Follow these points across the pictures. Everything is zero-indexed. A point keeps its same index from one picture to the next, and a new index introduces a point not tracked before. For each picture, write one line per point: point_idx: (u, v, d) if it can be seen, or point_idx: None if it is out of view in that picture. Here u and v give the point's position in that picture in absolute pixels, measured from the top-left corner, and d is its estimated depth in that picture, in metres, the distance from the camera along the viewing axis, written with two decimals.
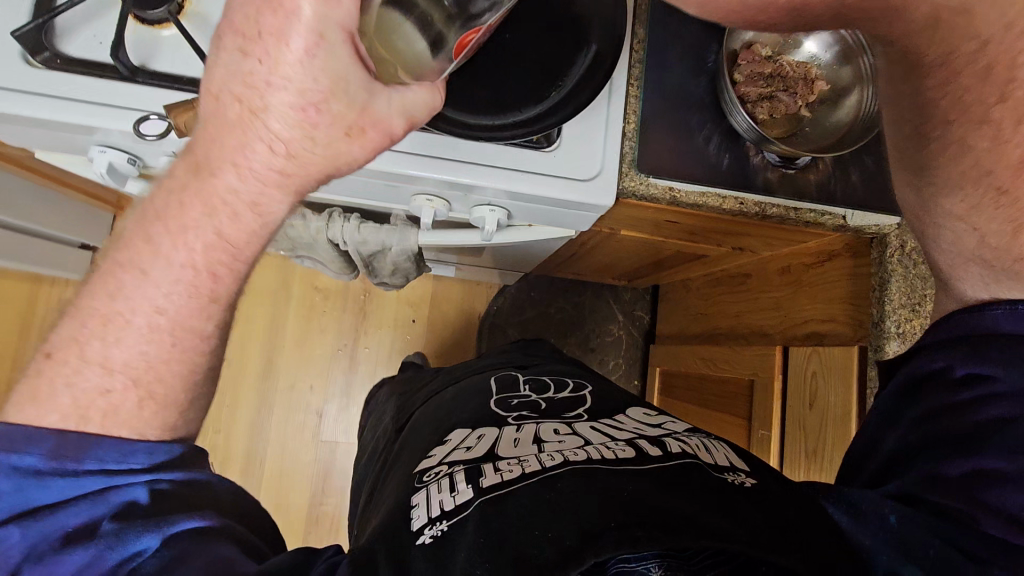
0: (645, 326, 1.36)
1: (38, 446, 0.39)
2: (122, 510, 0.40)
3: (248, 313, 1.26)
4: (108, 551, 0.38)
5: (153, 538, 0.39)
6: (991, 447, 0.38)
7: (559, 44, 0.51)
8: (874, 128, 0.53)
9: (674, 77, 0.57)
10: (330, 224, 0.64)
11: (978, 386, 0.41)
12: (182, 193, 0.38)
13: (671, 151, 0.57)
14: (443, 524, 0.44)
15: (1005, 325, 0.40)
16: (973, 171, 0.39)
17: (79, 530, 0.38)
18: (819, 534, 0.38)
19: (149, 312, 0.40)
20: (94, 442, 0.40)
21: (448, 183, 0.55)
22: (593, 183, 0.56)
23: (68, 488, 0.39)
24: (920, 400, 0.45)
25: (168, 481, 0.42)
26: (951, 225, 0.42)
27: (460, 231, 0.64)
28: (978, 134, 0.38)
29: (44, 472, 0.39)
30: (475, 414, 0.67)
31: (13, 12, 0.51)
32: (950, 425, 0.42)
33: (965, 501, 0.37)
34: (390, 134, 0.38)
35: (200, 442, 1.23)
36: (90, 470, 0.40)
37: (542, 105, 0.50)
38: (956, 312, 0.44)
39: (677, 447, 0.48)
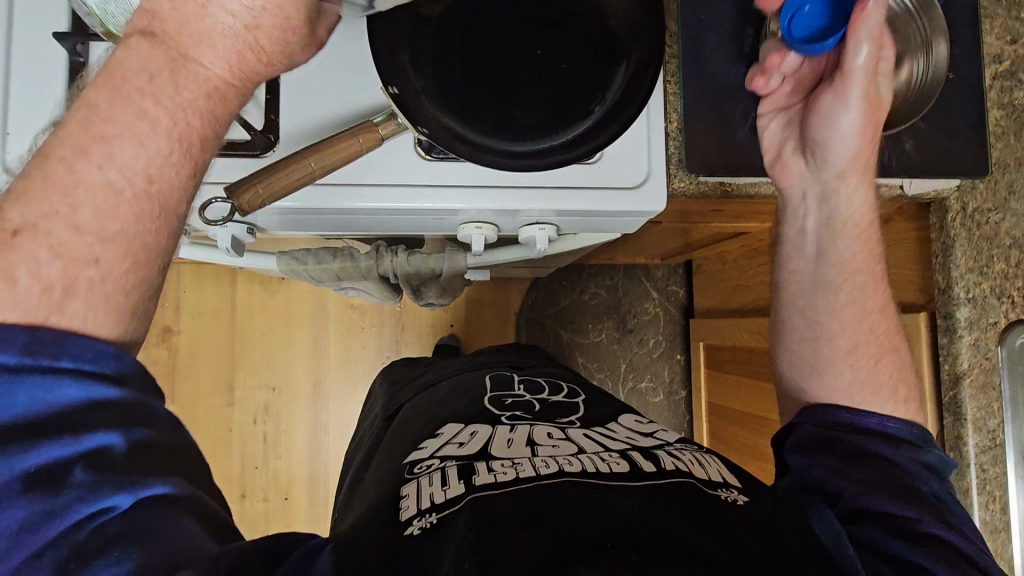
0: (681, 301, 1.35)
1: (6, 344, 0.31)
2: (92, 457, 0.32)
3: (289, 339, 1.27)
4: (78, 504, 0.31)
5: (126, 497, 0.32)
6: (916, 487, 0.48)
7: (593, 55, 0.50)
8: (927, 100, 0.55)
9: (711, 70, 0.56)
10: (379, 260, 0.64)
11: (861, 432, 0.53)
12: (151, 63, 0.34)
13: (716, 144, 0.56)
14: (431, 516, 0.45)
15: (873, 419, 0.53)
16: (862, 313, 0.57)
17: (44, 472, 0.31)
18: (791, 539, 0.44)
19: (143, 182, 0.34)
20: (71, 339, 0.33)
21: (496, 211, 0.55)
22: (643, 190, 0.54)
23: (36, 398, 0.31)
24: (813, 460, 0.52)
25: (151, 428, 0.35)
26: (837, 368, 0.57)
27: (513, 247, 0.64)
28: (861, 292, 0.57)
29: (16, 372, 0.31)
30: (462, 409, 0.68)
31: (48, 96, 0.51)
32: (873, 475, 0.49)
33: (920, 513, 0.46)
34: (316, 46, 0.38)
35: (265, 470, 1.26)
36: (66, 371, 0.32)
37: (591, 119, 0.50)
38: (838, 409, 0.55)
39: (671, 463, 0.50)
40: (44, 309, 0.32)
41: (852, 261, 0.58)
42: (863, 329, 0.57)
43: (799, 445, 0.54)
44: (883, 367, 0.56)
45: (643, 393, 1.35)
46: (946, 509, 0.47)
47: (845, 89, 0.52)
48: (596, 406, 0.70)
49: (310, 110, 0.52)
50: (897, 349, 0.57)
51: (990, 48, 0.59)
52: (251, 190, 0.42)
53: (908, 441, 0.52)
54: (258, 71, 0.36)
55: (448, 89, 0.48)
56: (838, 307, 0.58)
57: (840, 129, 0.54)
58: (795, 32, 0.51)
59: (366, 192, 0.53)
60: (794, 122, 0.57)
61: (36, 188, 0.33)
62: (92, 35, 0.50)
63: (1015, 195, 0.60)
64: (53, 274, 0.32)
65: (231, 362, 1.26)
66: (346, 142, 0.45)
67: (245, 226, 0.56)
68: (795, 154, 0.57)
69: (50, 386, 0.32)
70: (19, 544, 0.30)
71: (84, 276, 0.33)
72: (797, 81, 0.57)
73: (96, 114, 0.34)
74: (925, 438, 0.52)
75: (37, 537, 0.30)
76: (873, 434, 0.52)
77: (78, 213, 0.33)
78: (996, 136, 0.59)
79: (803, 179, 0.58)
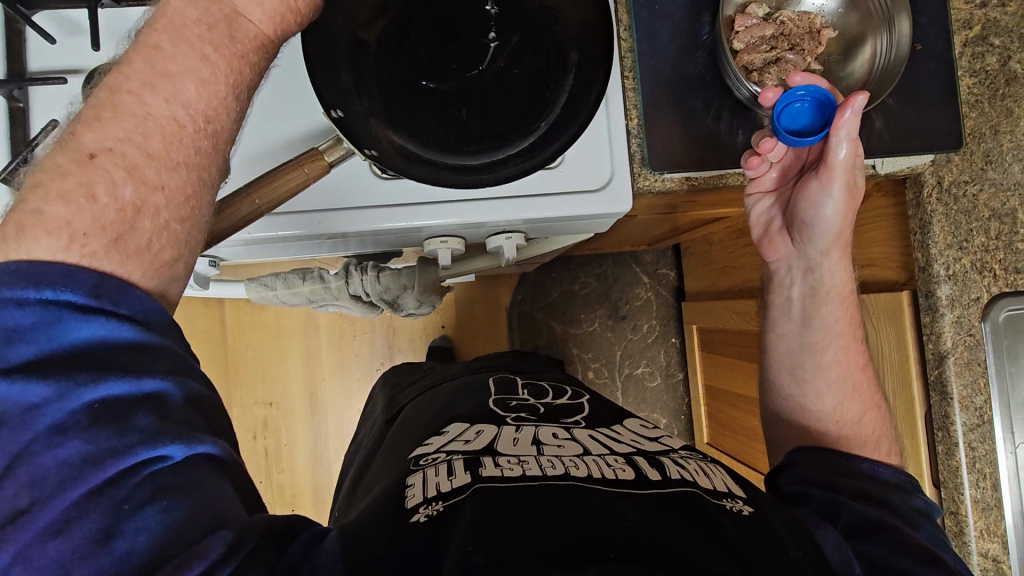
0: (673, 283, 1.34)
1: (75, 285, 0.32)
2: (152, 402, 0.33)
3: (283, 353, 1.27)
4: (138, 446, 0.31)
5: (179, 449, 0.32)
6: (920, 525, 0.47)
7: (544, 58, 0.48)
8: (892, 79, 0.52)
9: (670, 61, 0.55)
10: (349, 280, 0.63)
11: (857, 473, 0.52)
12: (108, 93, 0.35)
13: (679, 136, 0.55)
14: (438, 504, 0.45)
15: (865, 463, 0.53)
16: (848, 369, 0.59)
17: (108, 410, 0.31)
18: (798, 553, 0.43)
19: (201, 121, 0.37)
20: (131, 290, 0.34)
21: (459, 225, 0.54)
22: (608, 191, 0.53)
23: (97, 336, 0.32)
24: (823, 494, 0.51)
25: (197, 382, 0.36)
26: (826, 419, 0.58)
27: (482, 256, 0.63)
28: (839, 346, 0.59)
29: (84, 310, 0.32)
30: (472, 408, 0.68)
31: None
32: (870, 510, 0.48)
33: (931, 546, 0.45)
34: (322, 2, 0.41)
35: (268, 483, 1.27)
36: (121, 317, 0.33)
37: (536, 135, 0.48)
38: (832, 451, 0.55)
39: (675, 473, 0.50)
40: (115, 230, 0.34)
41: (839, 324, 0.59)
42: (848, 388, 0.58)
43: (794, 484, 0.54)
44: (863, 411, 0.57)
45: (640, 379, 1.34)
46: (942, 545, 0.46)
47: (828, 178, 0.53)
48: (599, 407, 0.70)
49: (264, 135, 0.51)
50: (879, 405, 0.58)
51: (958, 14, 0.58)
52: None
53: (899, 486, 0.51)
54: (291, 30, 0.40)
55: (394, 107, 0.47)
56: (824, 367, 0.59)
57: (824, 215, 0.56)
58: (783, 122, 0.50)
59: (326, 216, 0.53)
60: (781, 202, 0.60)
61: (107, 116, 0.35)
62: (29, 79, 0.49)
63: (991, 164, 0.57)
64: (127, 196, 0.34)
65: (227, 380, 1.26)
66: (290, 174, 0.44)
67: (208, 260, 0.56)
68: (781, 231, 0.61)
69: (112, 326, 0.33)
70: (78, 478, 0.30)
71: (152, 201, 0.35)
72: (782, 169, 0.58)
73: (158, 52, 0.36)
74: (913, 485, 0.52)
75: (100, 472, 0.30)
76: (867, 477, 0.52)
77: (148, 139, 0.35)
78: (968, 105, 0.58)
79: (789, 253, 0.61)
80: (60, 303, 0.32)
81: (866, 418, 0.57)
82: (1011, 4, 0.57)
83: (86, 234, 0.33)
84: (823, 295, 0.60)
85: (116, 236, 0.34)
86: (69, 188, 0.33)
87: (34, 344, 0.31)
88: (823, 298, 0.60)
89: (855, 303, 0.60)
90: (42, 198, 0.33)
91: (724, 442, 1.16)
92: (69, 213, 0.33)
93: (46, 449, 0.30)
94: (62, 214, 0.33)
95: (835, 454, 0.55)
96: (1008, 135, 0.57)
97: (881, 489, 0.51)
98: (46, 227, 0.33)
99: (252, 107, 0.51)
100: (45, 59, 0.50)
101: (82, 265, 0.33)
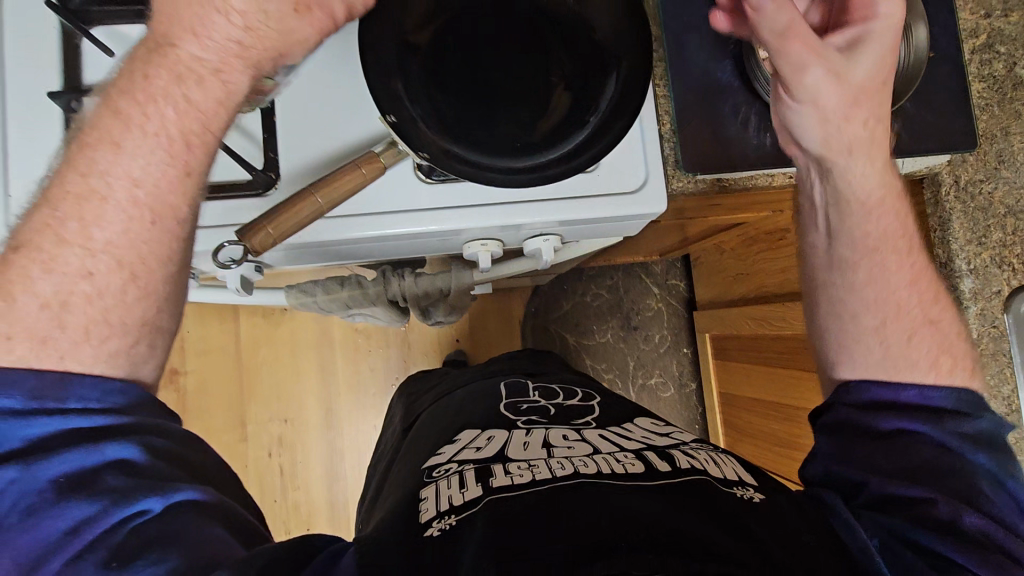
0: (682, 293, 1.36)
1: (17, 387, 0.37)
2: (116, 465, 0.38)
3: (298, 370, 1.27)
4: (109, 509, 0.37)
5: (157, 501, 0.38)
6: (947, 473, 0.46)
7: (583, 64, 0.51)
8: (916, 78, 0.55)
9: (699, 68, 0.57)
10: (387, 285, 0.65)
11: (909, 433, 0.48)
12: (146, 66, 0.39)
13: (712, 139, 0.57)
14: (451, 518, 0.46)
15: (913, 394, 0.50)
16: (887, 288, 0.53)
17: (72, 479, 0.37)
18: (813, 538, 0.43)
19: (129, 186, 0.40)
20: (76, 380, 0.39)
21: (500, 227, 0.56)
22: (643, 193, 0.55)
23: (49, 428, 0.37)
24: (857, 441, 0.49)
25: (164, 439, 0.41)
26: (871, 342, 0.52)
27: (517, 261, 0.65)
28: (881, 262, 0.53)
29: (28, 412, 0.37)
30: (487, 414, 0.69)
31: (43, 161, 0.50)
32: (899, 458, 0.47)
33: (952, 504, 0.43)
34: (332, 15, 0.41)
35: (283, 502, 1.25)
36: (74, 410, 0.38)
37: (587, 129, 0.50)
38: (872, 380, 0.52)
39: (685, 462, 0.51)
40: (42, 334, 0.38)
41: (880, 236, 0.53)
42: (887, 306, 0.53)
43: (829, 427, 0.52)
44: (912, 336, 0.52)
45: (654, 389, 1.35)
46: (1000, 480, 0.46)
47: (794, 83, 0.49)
48: (612, 408, 0.70)
49: (311, 142, 0.52)
50: (932, 325, 0.52)
51: (964, 24, 0.61)
52: (262, 230, 0.43)
53: (949, 411, 0.49)
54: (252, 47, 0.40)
55: (447, 115, 0.49)
56: (858, 285, 0.53)
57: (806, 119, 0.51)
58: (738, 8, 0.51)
59: (373, 220, 0.54)
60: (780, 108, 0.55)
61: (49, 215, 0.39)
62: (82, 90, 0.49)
63: (1004, 164, 0.60)
64: (50, 293, 0.39)
65: (242, 398, 1.26)
66: (348, 175, 0.46)
67: (255, 266, 0.56)
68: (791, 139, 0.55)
69: (64, 418, 0.38)
70: (57, 548, 0.35)
71: (76, 289, 0.39)
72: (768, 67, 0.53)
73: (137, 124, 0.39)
74: (974, 403, 0.49)
75: (75, 541, 0.35)
76: (911, 410, 0.49)
77: (64, 224, 0.39)
78: (980, 108, 0.61)
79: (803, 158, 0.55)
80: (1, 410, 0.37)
81: (914, 349, 0.51)
82: (1013, 14, 0.61)
83: (12, 339, 0.38)
84: (844, 199, 0.53)
85: (43, 338, 0.38)
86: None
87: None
88: (846, 206, 0.54)
89: (898, 209, 0.54)
90: None
91: (742, 450, 1.17)
92: (13, 327, 0.38)
93: (18, 532, 0.35)
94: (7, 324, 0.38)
95: (871, 385, 0.51)
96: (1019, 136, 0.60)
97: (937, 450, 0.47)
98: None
99: (276, 114, 0.52)
100: (98, 70, 0.51)
101: (26, 368, 0.38)
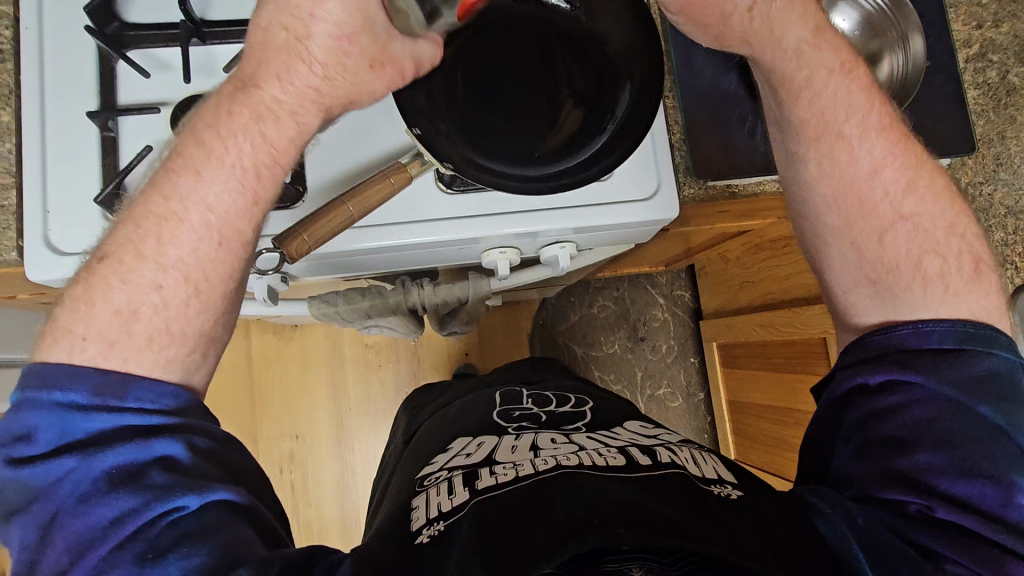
0: (688, 304, 1.38)
1: (83, 385, 0.41)
2: (162, 461, 0.41)
3: (309, 386, 1.28)
4: (154, 502, 0.39)
5: (193, 498, 0.40)
6: (926, 444, 0.45)
7: (599, 77, 0.53)
8: (913, 90, 0.59)
9: (707, 80, 0.60)
10: (407, 294, 0.67)
11: (904, 390, 0.47)
12: (231, 104, 0.43)
13: (721, 147, 0.59)
14: (439, 524, 0.47)
15: (913, 342, 0.49)
16: (846, 181, 0.52)
17: (123, 473, 0.40)
18: (787, 529, 0.45)
19: (204, 211, 0.44)
20: (136, 383, 0.42)
21: (516, 235, 0.58)
22: (657, 200, 0.57)
23: (104, 425, 0.41)
24: (857, 411, 0.49)
25: (207, 439, 0.43)
26: (840, 245, 0.52)
27: (532, 269, 0.67)
28: (839, 149, 0.51)
29: (92, 408, 0.41)
30: (479, 422, 0.69)
31: (85, 179, 0.52)
32: (883, 433, 0.47)
33: (922, 495, 0.44)
34: (403, 72, 0.44)
35: (295, 520, 1.25)
36: (131, 409, 0.41)
37: (609, 134, 0.53)
38: (867, 335, 0.51)
39: (666, 458, 0.52)
40: (112, 336, 0.42)
41: (837, 127, 0.51)
42: (844, 199, 0.52)
43: (836, 393, 0.52)
44: (879, 228, 0.51)
45: (662, 399, 1.36)
46: (1007, 430, 0.45)
47: None
48: (603, 413, 0.70)
49: (337, 161, 0.54)
50: (909, 218, 0.51)
51: (957, 35, 0.63)
52: (300, 239, 0.45)
53: (954, 351, 0.47)
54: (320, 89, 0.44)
55: (474, 129, 0.51)
56: (813, 181, 0.52)
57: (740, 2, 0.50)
58: None
59: (396, 230, 0.56)
60: None
61: (131, 228, 0.44)
62: (121, 111, 0.52)
63: (1003, 166, 0.64)
64: (124, 302, 0.43)
65: (253, 415, 1.26)
66: (379, 184, 0.48)
67: (280, 276, 0.58)
68: None
69: (120, 414, 0.41)
70: (105, 536, 0.38)
71: (148, 300, 0.43)
72: None
73: (203, 149, 0.44)
74: (975, 337, 0.47)
75: (120, 530, 0.38)
76: (911, 356, 0.48)
77: (144, 241, 0.43)
78: (976, 114, 0.63)
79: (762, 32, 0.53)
80: (70, 403, 0.40)
81: (886, 249, 0.51)
82: (1003, 25, 0.64)
83: (85, 342, 0.42)
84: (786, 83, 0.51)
85: (112, 341, 0.42)
86: (78, 294, 0.43)
87: (58, 436, 0.40)
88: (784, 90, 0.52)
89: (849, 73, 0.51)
90: (76, 321, 0.43)
91: (753, 457, 1.17)
92: (85, 330, 0.42)
93: (76, 517, 0.39)
94: (81, 326, 0.42)
95: (870, 335, 0.50)
96: (1014, 140, 0.64)
97: (940, 415, 0.46)
98: (74, 341, 0.42)
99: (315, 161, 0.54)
100: (133, 91, 0.53)
101: (89, 367, 0.42)
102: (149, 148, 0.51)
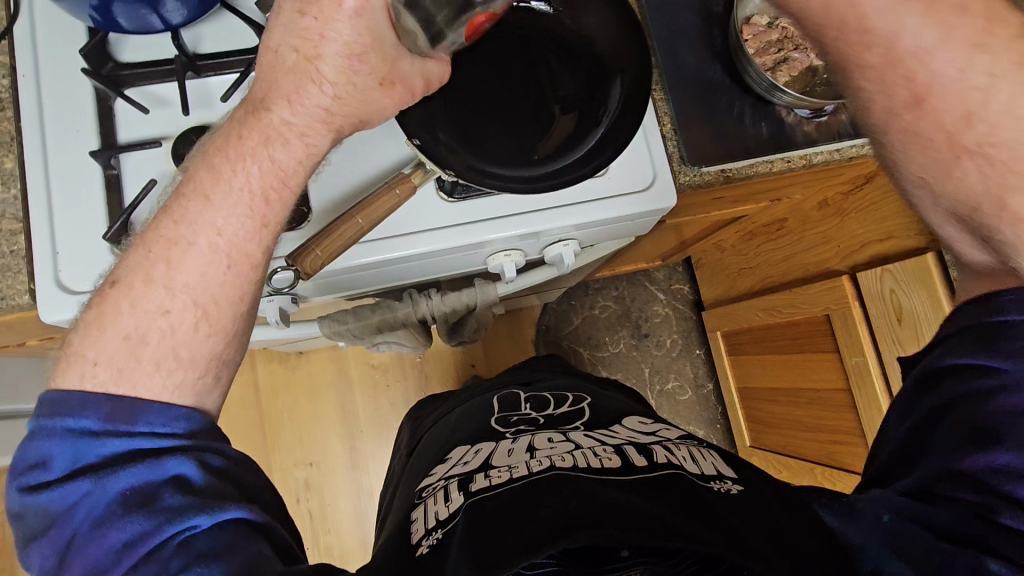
0: (688, 297, 1.39)
1: (94, 411, 0.40)
2: (175, 481, 0.39)
3: (318, 412, 1.27)
4: (167, 524, 0.38)
5: (206, 518, 0.38)
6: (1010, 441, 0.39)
7: (588, 74, 0.55)
8: None
9: (693, 69, 0.62)
10: (417, 304, 0.68)
11: (992, 373, 0.41)
12: (240, 129, 0.45)
13: (711, 135, 0.61)
14: (437, 533, 0.48)
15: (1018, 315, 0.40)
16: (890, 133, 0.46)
17: (138, 494, 0.39)
18: (790, 520, 0.46)
19: (212, 235, 0.43)
20: (149, 408, 0.41)
21: (521, 236, 0.59)
22: (653, 190, 0.59)
23: (117, 450, 0.40)
24: (939, 394, 0.44)
25: (224, 458, 0.42)
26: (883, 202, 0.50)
27: (538, 270, 0.68)
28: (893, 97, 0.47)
29: (101, 433, 0.40)
30: (475, 431, 0.69)
31: (91, 217, 0.53)
32: (964, 419, 0.41)
33: (987, 496, 0.38)
34: (412, 90, 0.46)
35: (315, 549, 1.23)
36: (142, 433, 0.40)
37: (603, 126, 0.54)
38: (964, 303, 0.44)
39: (663, 457, 0.52)
40: (118, 364, 0.42)
41: None
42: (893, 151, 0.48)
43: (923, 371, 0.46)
44: None
45: (672, 393, 1.36)
46: None
47: None
48: (602, 410, 0.69)
49: (342, 183, 0.55)
50: None
51: None
52: (310, 254, 0.47)
53: None
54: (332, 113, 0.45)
55: (472, 136, 0.52)
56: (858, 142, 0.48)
57: None
58: None
59: (401, 241, 0.56)
60: None
61: (137, 248, 0.43)
62: (121, 147, 0.52)
63: None
64: (134, 326, 0.42)
65: (265, 447, 1.25)
66: (385, 197, 0.50)
67: (290, 298, 0.59)
68: None
69: (134, 438, 0.40)
70: (120, 559, 0.37)
71: (156, 325, 0.43)
72: None
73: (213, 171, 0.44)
74: None
75: (133, 552, 0.37)
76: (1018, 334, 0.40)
77: (150, 266, 0.43)
78: None
79: None
80: (81, 429, 0.40)
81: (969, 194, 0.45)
82: None
83: (96, 367, 0.41)
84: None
85: (120, 368, 0.42)
86: (90, 317, 0.43)
87: (71, 462, 0.39)
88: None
89: None
90: (86, 344, 0.42)
91: (769, 442, 1.16)
92: (95, 354, 0.41)
93: (92, 540, 0.38)
94: (91, 352, 0.42)
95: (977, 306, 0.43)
96: None
97: None
98: (82, 368, 0.41)
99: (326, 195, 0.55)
100: (134, 128, 0.54)
101: (99, 391, 0.41)
102: (152, 183, 0.52)
